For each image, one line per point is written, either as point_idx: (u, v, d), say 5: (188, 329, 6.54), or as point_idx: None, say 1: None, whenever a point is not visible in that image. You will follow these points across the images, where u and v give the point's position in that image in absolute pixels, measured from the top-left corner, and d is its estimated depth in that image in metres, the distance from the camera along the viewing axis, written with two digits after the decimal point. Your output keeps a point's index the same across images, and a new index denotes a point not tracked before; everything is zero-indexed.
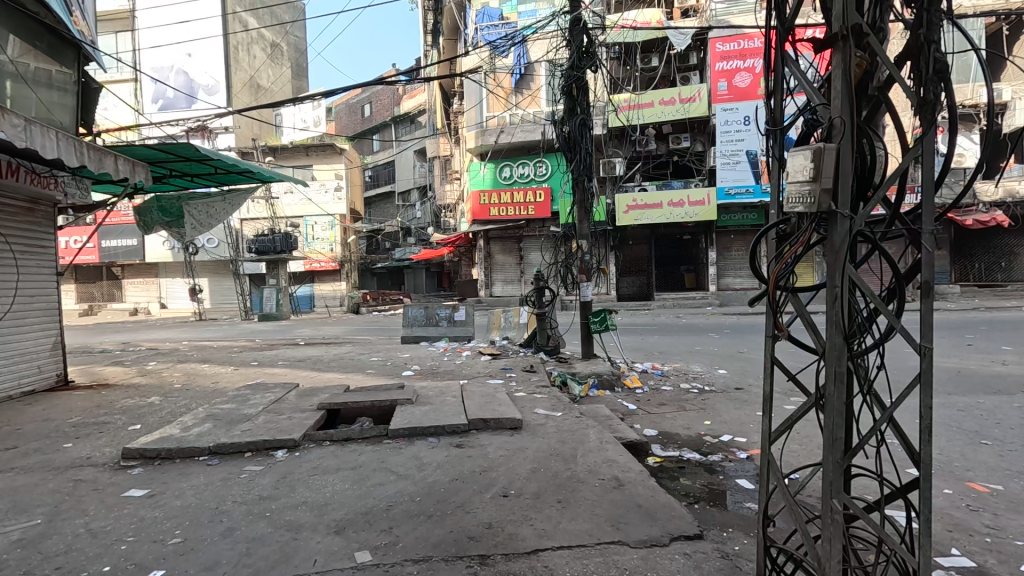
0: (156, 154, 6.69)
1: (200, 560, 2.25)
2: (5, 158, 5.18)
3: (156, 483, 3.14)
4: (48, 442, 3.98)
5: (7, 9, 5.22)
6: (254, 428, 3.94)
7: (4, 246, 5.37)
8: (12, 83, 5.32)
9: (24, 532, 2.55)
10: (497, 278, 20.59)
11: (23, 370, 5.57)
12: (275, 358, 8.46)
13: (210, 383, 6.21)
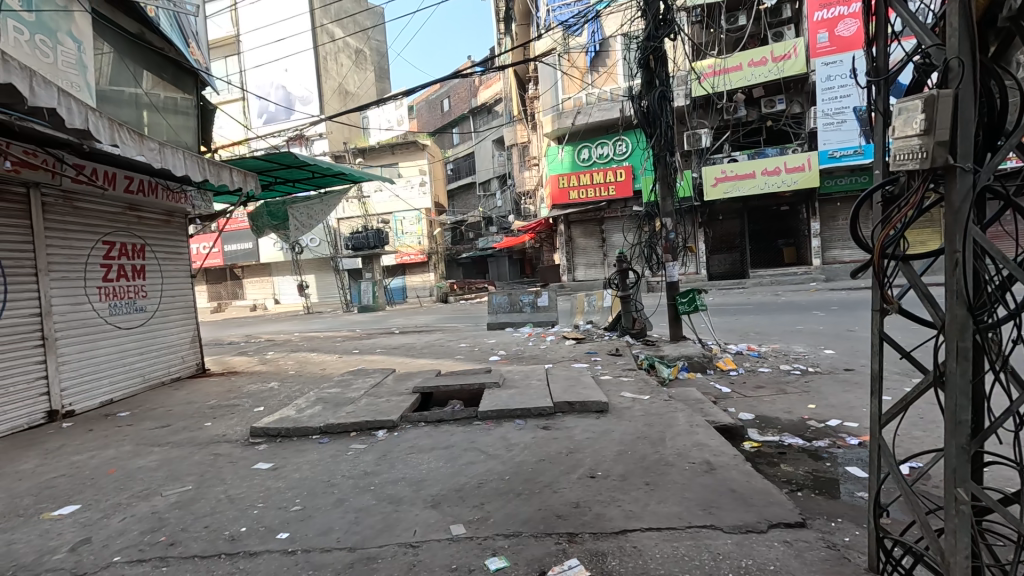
0: (263, 164, 7.37)
1: (316, 526, 2.51)
2: (145, 178, 6.01)
3: (278, 458, 3.54)
4: (193, 421, 4.63)
5: (140, 48, 6.04)
6: (358, 410, 4.30)
7: (151, 254, 6.26)
8: (146, 112, 6.13)
9: (180, 496, 3.01)
10: (580, 262, 20.45)
11: (171, 360, 6.50)
12: (374, 346, 9.10)
13: (319, 369, 6.85)
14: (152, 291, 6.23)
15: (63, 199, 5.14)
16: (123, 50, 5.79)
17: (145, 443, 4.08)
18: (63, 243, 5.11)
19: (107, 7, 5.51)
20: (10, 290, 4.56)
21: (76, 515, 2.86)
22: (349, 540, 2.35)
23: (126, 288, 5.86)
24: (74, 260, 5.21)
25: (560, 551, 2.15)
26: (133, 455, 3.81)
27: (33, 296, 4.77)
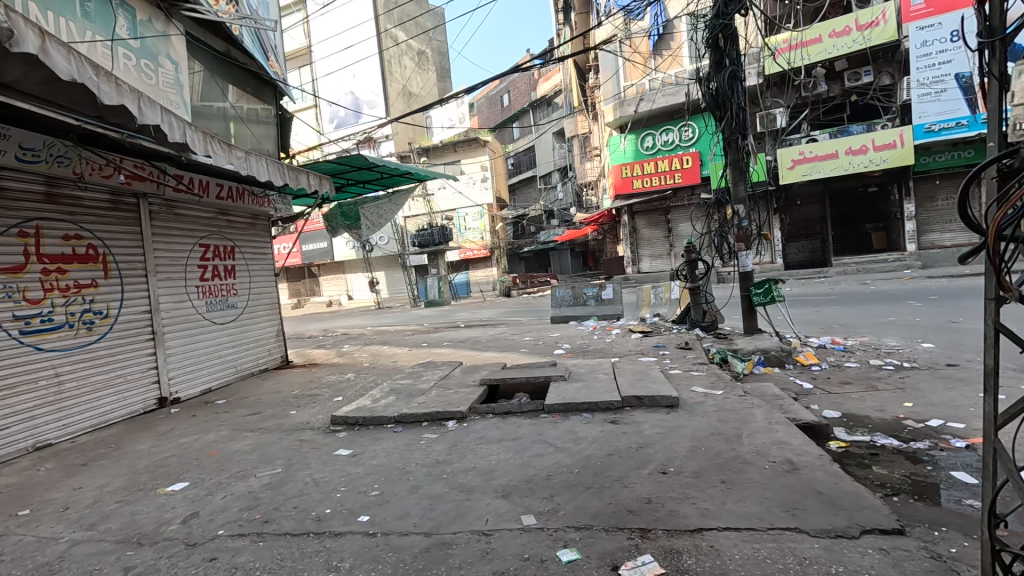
0: (336, 167, 7.75)
1: (394, 511, 2.63)
2: (233, 185, 6.52)
3: (357, 445, 3.75)
4: (281, 409, 5.01)
5: (227, 65, 6.54)
6: (428, 401, 4.45)
7: (240, 255, 6.80)
8: (233, 124, 6.64)
9: (271, 477, 3.27)
10: (645, 254, 19.94)
11: (259, 353, 7.05)
12: (441, 339, 9.36)
13: (391, 362, 7.15)
14: (242, 289, 6.77)
15: (166, 207, 5.68)
16: (213, 68, 6.30)
17: (240, 428, 4.46)
18: (167, 247, 5.65)
19: (199, 28, 6.00)
20: (127, 290, 5.09)
21: (186, 491, 3.18)
22: (424, 526, 2.45)
23: (220, 286, 6.40)
24: (176, 262, 5.75)
25: (633, 546, 2.12)
26: (231, 439, 4.17)
27: (145, 294, 5.31)
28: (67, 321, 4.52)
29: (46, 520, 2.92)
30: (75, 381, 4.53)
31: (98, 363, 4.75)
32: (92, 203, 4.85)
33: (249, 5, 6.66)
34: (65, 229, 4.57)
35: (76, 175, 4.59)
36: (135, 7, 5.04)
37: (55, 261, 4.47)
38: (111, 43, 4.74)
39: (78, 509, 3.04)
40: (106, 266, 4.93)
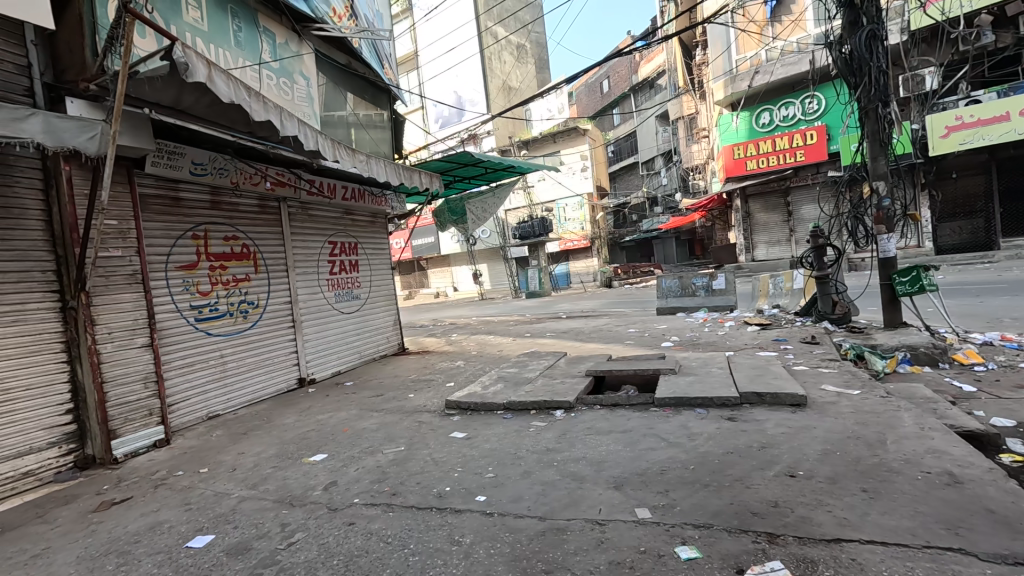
0: (444, 164, 8.12)
1: (509, 493, 2.74)
2: (356, 186, 7.13)
3: (470, 429, 3.94)
4: (400, 393, 5.42)
5: (348, 76, 7.12)
6: (536, 390, 4.55)
7: (362, 251, 7.42)
8: (355, 131, 7.24)
9: (396, 455, 3.55)
10: (760, 240, 18.44)
11: (379, 340, 7.67)
12: (544, 330, 9.47)
13: (498, 351, 7.39)
14: (363, 282, 7.40)
15: (302, 209, 6.36)
16: (338, 80, 6.90)
17: (366, 408, 4.91)
18: (303, 245, 6.33)
19: (325, 45, 6.60)
20: (272, 283, 5.80)
21: (325, 462, 3.57)
22: (538, 510, 2.52)
23: (346, 279, 7.05)
24: (310, 258, 6.44)
25: (759, 550, 2.00)
26: (359, 418, 4.61)
27: (286, 287, 6.01)
28: (229, 310, 5.26)
29: (220, 478, 3.46)
30: (235, 362, 5.27)
31: (252, 346, 5.48)
32: (246, 208, 5.57)
33: (366, 19, 7.22)
34: (225, 231, 5.30)
35: (233, 184, 5.30)
36: (274, 31, 5.67)
37: (219, 258, 5.21)
38: (257, 67, 5.38)
39: (242, 471, 3.56)
40: (257, 263, 5.64)
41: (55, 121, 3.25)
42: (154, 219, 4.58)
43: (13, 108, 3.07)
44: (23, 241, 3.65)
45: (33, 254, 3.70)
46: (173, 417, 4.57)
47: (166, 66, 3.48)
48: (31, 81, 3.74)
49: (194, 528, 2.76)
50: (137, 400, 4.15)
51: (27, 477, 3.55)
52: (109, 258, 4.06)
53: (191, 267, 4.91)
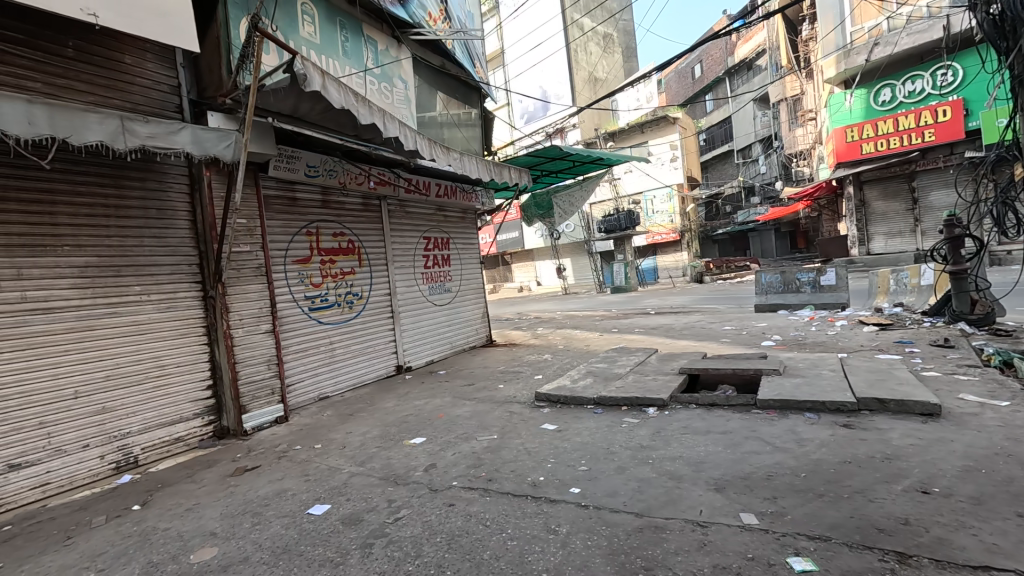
0: (533, 159, 8.17)
1: (603, 487, 2.73)
2: (449, 184, 7.41)
3: (561, 421, 3.97)
4: (490, 383, 5.59)
5: (441, 77, 7.39)
6: (626, 386, 4.47)
7: (453, 246, 7.72)
8: (448, 130, 7.51)
9: (489, 442, 3.67)
10: (877, 231, 16.63)
11: (469, 333, 7.94)
12: (632, 326, 9.27)
13: (585, 346, 7.35)
14: (455, 275, 7.69)
15: (400, 207, 6.73)
16: (432, 82, 7.19)
17: (459, 397, 5.11)
18: (400, 240, 6.69)
19: (421, 49, 6.89)
20: (374, 275, 6.20)
21: (424, 445, 3.77)
22: (635, 506, 2.48)
23: (439, 273, 7.36)
24: (407, 252, 6.79)
25: (887, 570, 1.83)
26: (453, 405, 4.81)
27: (386, 279, 6.39)
28: (337, 301, 5.70)
29: (332, 454, 3.78)
30: (342, 348, 5.71)
31: (356, 334, 5.90)
32: (351, 207, 5.99)
33: (459, 20, 7.47)
34: (334, 228, 5.74)
35: (341, 184, 5.73)
36: (376, 39, 6.04)
37: (329, 253, 5.65)
38: (362, 73, 5.76)
39: (351, 448, 3.86)
40: (361, 257, 6.06)
41: (201, 133, 3.70)
42: (275, 218, 5.08)
43: (169, 123, 3.54)
44: (175, 240, 4.22)
45: (182, 250, 4.26)
46: (291, 397, 5.06)
47: (288, 78, 3.84)
48: (180, 99, 4.29)
49: (313, 497, 3.04)
50: (262, 379, 4.64)
51: (179, 442, 4.12)
52: (241, 253, 4.57)
53: (305, 261, 5.38)
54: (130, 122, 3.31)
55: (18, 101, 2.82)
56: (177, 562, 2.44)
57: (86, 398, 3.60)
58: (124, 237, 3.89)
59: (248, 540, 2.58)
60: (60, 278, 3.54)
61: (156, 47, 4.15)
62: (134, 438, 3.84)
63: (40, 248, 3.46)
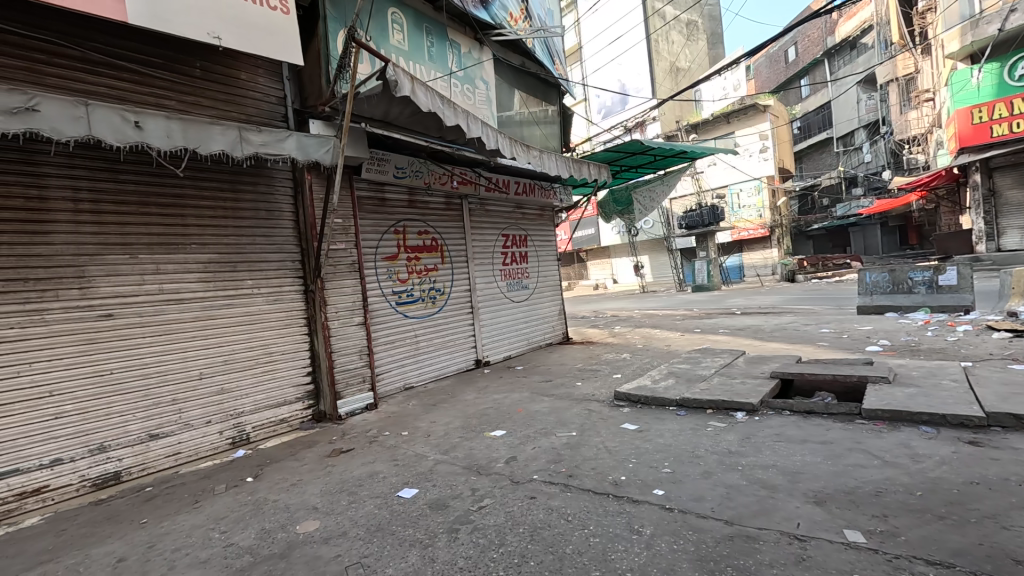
0: (612, 154, 8.03)
1: (689, 491, 2.65)
2: (528, 181, 7.49)
3: (642, 422, 3.89)
4: (568, 380, 5.59)
5: (521, 75, 7.47)
6: (712, 388, 4.29)
7: (531, 243, 7.79)
8: (527, 128, 7.58)
9: (569, 439, 3.68)
10: (1010, 224, 14.59)
11: (546, 329, 7.98)
12: (716, 326, 8.83)
13: (666, 345, 7.12)
14: (532, 272, 7.76)
15: (480, 205, 6.90)
16: (512, 81, 7.28)
17: (537, 392, 5.16)
18: (480, 237, 6.86)
19: (503, 49, 7.01)
20: (455, 272, 6.41)
21: (505, 438, 3.86)
22: (724, 513, 2.39)
23: (517, 269, 7.47)
24: (486, 248, 6.95)
25: None
26: (531, 400, 4.87)
27: (467, 276, 6.59)
28: (421, 296, 5.96)
29: (419, 441, 3.97)
30: (426, 341, 5.97)
31: (439, 328, 6.15)
32: (435, 206, 6.23)
33: (539, 18, 7.50)
34: (419, 227, 6.01)
35: (426, 184, 5.97)
36: (460, 42, 6.22)
37: (414, 251, 5.93)
38: (447, 77, 5.97)
39: (435, 437, 4.03)
40: (443, 254, 6.29)
41: (305, 139, 4.03)
42: (367, 218, 5.41)
43: (278, 131, 3.89)
44: (280, 238, 4.62)
45: (287, 247, 4.67)
46: (380, 385, 5.37)
47: (381, 85, 4.07)
48: (286, 108, 4.69)
49: (402, 481, 3.22)
50: (354, 368, 4.98)
51: (283, 422, 4.51)
52: (336, 251, 4.92)
53: (393, 258, 5.67)
54: (247, 132, 3.67)
55: (159, 117, 3.23)
56: (286, 530, 2.69)
57: (209, 379, 4.05)
58: (240, 236, 4.33)
59: (346, 516, 2.79)
60: (188, 272, 4.00)
61: (267, 63, 4.56)
62: (247, 417, 4.27)
63: (173, 245, 3.93)
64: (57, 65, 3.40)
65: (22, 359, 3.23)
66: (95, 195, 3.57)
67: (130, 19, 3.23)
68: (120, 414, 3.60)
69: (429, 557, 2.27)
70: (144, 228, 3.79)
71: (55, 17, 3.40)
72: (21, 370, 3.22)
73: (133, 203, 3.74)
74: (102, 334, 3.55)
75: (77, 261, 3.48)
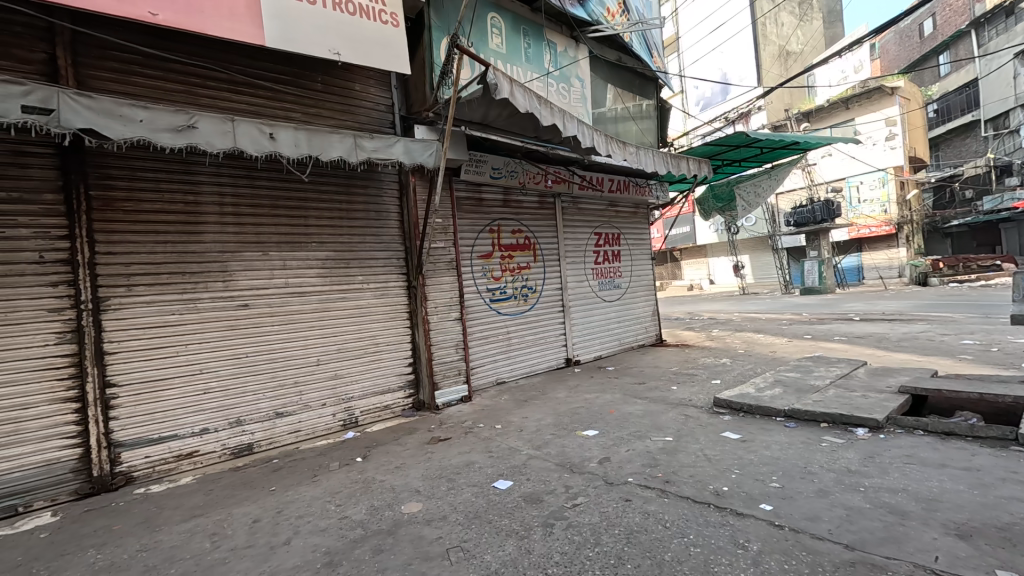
0: (713, 148, 7.63)
1: (801, 509, 2.46)
2: (622, 178, 7.33)
3: (746, 431, 3.67)
4: (663, 383, 5.40)
5: (617, 71, 7.34)
6: (827, 400, 3.93)
7: (624, 241, 7.63)
8: (622, 124, 7.42)
9: (665, 444, 3.57)
10: None
11: (638, 330, 7.78)
12: (830, 332, 8.06)
13: (771, 351, 6.64)
14: (625, 271, 7.61)
15: (573, 204, 6.88)
16: (608, 77, 7.18)
17: (630, 394, 5.06)
18: (573, 235, 6.85)
19: (599, 45, 6.93)
20: (547, 270, 6.45)
21: (597, 438, 3.84)
22: (844, 536, 2.19)
23: (609, 269, 7.36)
24: (579, 247, 6.91)
25: None
26: (624, 402, 4.78)
27: (558, 274, 6.60)
28: (514, 294, 6.07)
29: (511, 435, 4.06)
30: (518, 338, 6.09)
31: (531, 325, 6.23)
32: (528, 205, 6.32)
33: (637, 12, 7.31)
34: (513, 226, 6.12)
35: (520, 184, 6.08)
36: (556, 41, 6.24)
37: (508, 249, 6.05)
38: (543, 77, 6.03)
39: (528, 432, 4.11)
40: (536, 253, 6.35)
41: (411, 144, 4.28)
42: (465, 217, 5.62)
43: (387, 137, 4.17)
44: (387, 237, 4.95)
45: (393, 245, 4.99)
46: (474, 379, 5.57)
47: (481, 89, 4.20)
48: (393, 115, 5.01)
49: (497, 472, 3.32)
50: (451, 361, 5.21)
51: (388, 409, 4.84)
52: (436, 249, 5.19)
53: (488, 256, 5.84)
54: (361, 139, 3.98)
55: (290, 129, 3.61)
56: (392, 509, 2.89)
57: (325, 365, 4.46)
58: (352, 234, 4.70)
59: (446, 501, 2.94)
60: (309, 268, 4.42)
61: (377, 74, 4.90)
62: (356, 401, 4.64)
63: (298, 243, 4.37)
64: (209, 87, 3.92)
65: (180, 341, 3.77)
66: (237, 200, 4.07)
67: (267, 42, 3.64)
68: (253, 392, 4.08)
69: (525, 549, 2.32)
70: (274, 228, 4.25)
71: (207, 45, 3.91)
72: (179, 351, 3.76)
73: (266, 207, 4.21)
74: (240, 321, 4.04)
75: (222, 257, 3.99)
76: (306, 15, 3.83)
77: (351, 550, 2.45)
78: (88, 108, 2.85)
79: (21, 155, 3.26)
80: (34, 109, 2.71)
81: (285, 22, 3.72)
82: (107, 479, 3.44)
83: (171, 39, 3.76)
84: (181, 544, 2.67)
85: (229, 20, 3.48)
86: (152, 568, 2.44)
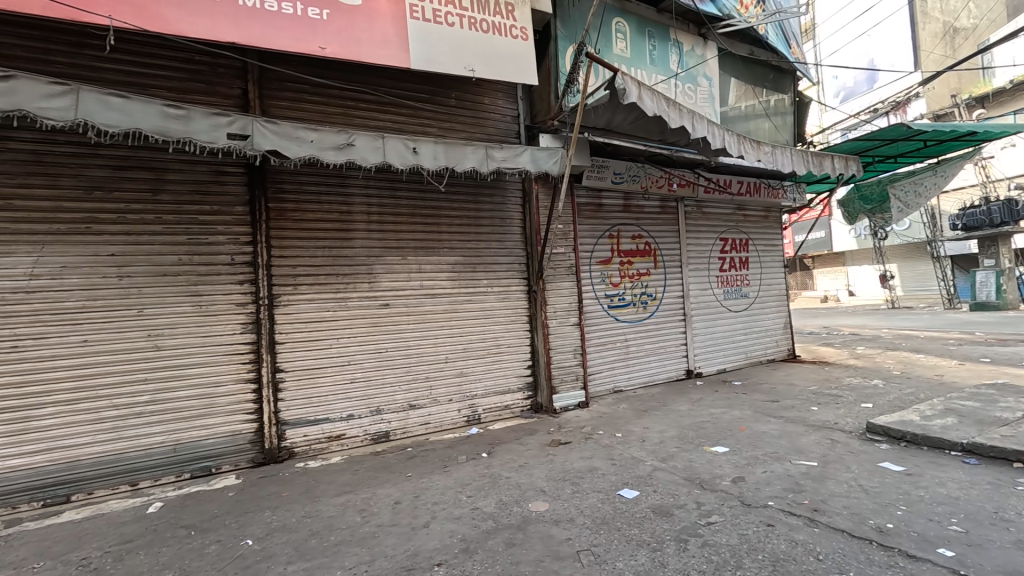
0: (862, 144, 6.83)
1: (994, 560, 2.10)
2: (752, 180, 6.86)
3: (910, 464, 3.22)
4: (801, 402, 4.92)
5: (749, 65, 6.89)
6: (1021, 436, 3.30)
7: (753, 247, 7.12)
8: (753, 122, 6.95)
9: (808, 469, 3.25)
10: None
11: (767, 343, 7.20)
12: (1016, 355, 6.77)
13: (935, 374, 5.75)
14: (754, 279, 7.09)
15: (697, 207, 6.57)
16: (739, 72, 6.77)
17: (761, 412, 4.69)
18: (697, 241, 6.53)
19: (729, 41, 6.57)
20: (669, 277, 6.22)
21: (728, 455, 3.62)
22: None
23: (736, 276, 6.91)
24: (702, 253, 6.58)
25: None
26: (756, 420, 4.45)
27: (680, 282, 6.34)
28: (633, 300, 5.94)
29: (634, 445, 3.98)
30: (637, 346, 5.95)
31: (651, 334, 6.06)
32: (649, 210, 6.14)
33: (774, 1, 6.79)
34: (633, 231, 6.00)
35: (642, 188, 5.95)
36: (682, 41, 6.03)
37: (627, 255, 5.95)
38: (669, 78, 5.87)
39: (650, 443, 3.99)
40: (657, 259, 6.16)
41: (537, 152, 4.41)
42: (585, 223, 5.63)
43: (515, 147, 4.34)
44: (510, 243, 5.13)
45: (516, 251, 5.16)
46: (591, 385, 5.55)
47: (608, 95, 4.20)
48: (519, 125, 5.19)
49: (621, 481, 3.27)
50: (568, 365, 5.25)
51: (508, 408, 5.01)
52: (556, 254, 5.26)
53: (607, 262, 5.78)
54: (492, 150, 4.19)
55: (431, 143, 3.91)
56: (520, 506, 2.98)
57: (453, 363, 4.74)
58: (479, 239, 4.95)
59: (572, 504, 2.97)
60: (441, 271, 4.74)
61: (505, 86, 5.12)
62: (479, 399, 4.86)
63: (431, 248, 4.70)
64: (361, 108, 4.38)
65: (333, 335, 4.24)
66: (381, 209, 4.49)
67: (413, 64, 4.00)
68: (391, 385, 4.46)
69: (659, 561, 2.27)
70: (412, 234, 4.62)
71: (361, 71, 4.38)
72: (331, 343, 4.23)
73: (405, 215, 4.59)
74: (381, 319, 4.44)
75: (368, 260, 4.43)
76: (445, 36, 4.14)
77: (485, 540, 2.58)
78: (273, 133, 3.34)
79: (221, 174, 3.91)
80: (236, 135, 3.24)
81: (428, 45, 4.06)
82: (275, 452, 3.98)
83: (332, 68, 4.28)
84: (336, 515, 3.00)
85: (382, 47, 3.88)
86: (316, 533, 2.77)
